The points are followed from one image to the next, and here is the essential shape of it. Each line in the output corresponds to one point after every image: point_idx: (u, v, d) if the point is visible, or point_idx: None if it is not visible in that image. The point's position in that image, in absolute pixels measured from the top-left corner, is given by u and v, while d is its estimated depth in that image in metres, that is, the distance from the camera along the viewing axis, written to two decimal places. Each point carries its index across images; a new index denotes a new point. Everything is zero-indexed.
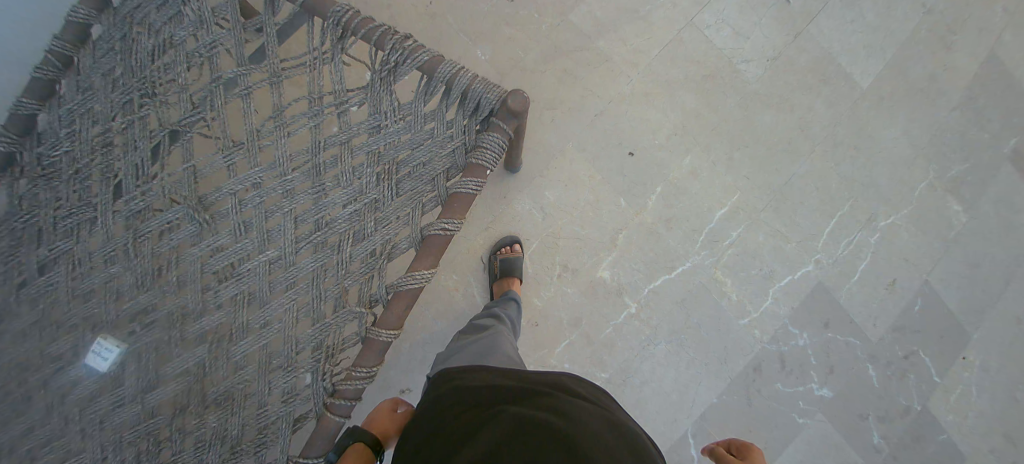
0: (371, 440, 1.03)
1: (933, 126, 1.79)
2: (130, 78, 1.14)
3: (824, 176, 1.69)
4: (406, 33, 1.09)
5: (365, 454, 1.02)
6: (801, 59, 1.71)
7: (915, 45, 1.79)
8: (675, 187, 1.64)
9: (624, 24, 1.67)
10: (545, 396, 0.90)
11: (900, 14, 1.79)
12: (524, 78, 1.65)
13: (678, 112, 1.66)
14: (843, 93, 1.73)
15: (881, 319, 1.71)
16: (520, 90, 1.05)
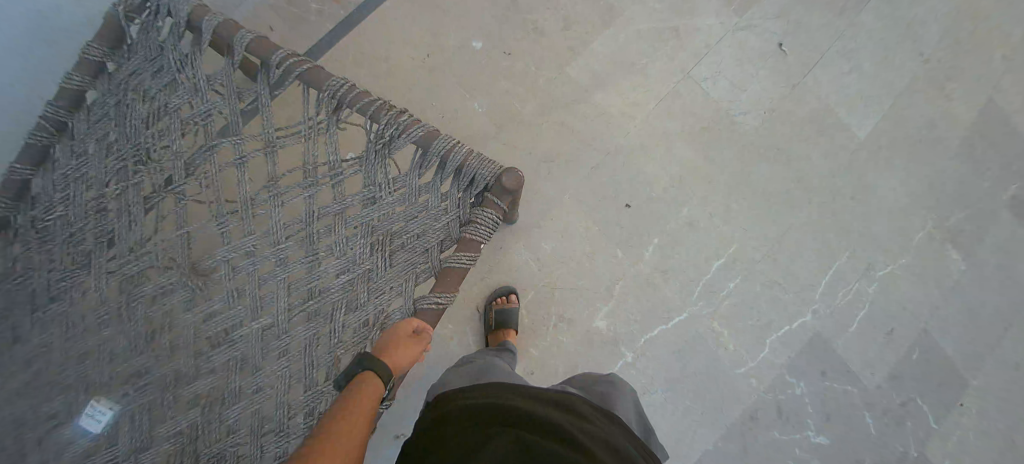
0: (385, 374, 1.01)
1: (933, 175, 1.81)
2: (125, 143, 1.18)
3: (819, 228, 1.73)
4: (401, 109, 1.14)
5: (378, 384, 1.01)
6: (799, 110, 1.77)
7: (912, 94, 1.83)
8: (669, 238, 1.67)
9: (619, 77, 1.74)
10: (548, 417, 0.91)
11: (898, 64, 1.83)
12: (522, 130, 1.70)
13: (677, 165, 1.71)
14: (838, 144, 1.77)
15: (879, 368, 1.70)
16: (514, 168, 1.11)
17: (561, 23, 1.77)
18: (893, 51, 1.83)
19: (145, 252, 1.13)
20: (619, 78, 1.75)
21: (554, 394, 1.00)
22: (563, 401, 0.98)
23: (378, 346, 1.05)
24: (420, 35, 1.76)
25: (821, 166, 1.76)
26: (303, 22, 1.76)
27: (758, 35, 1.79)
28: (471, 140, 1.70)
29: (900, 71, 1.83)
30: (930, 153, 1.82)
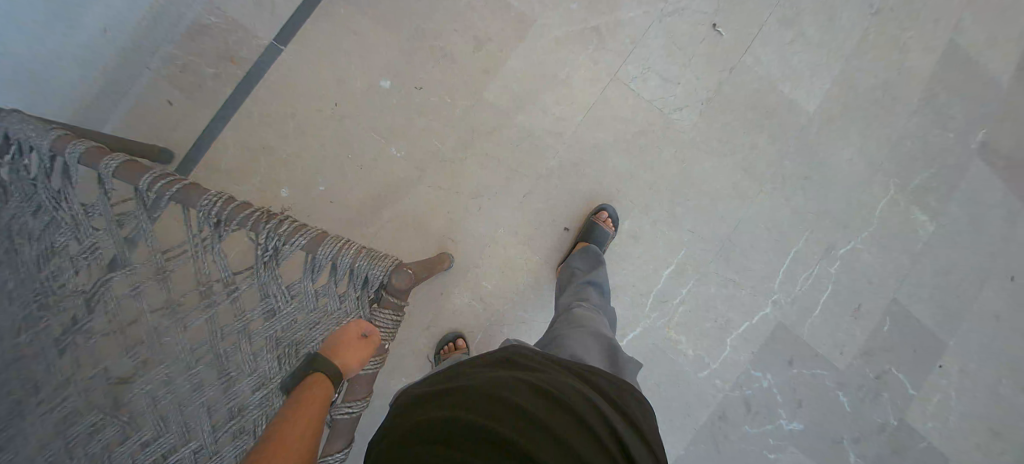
0: (333, 371, 0.99)
1: (890, 139, 1.73)
2: (20, 290, 1.05)
3: (773, 215, 1.64)
4: (281, 216, 1.09)
5: (325, 382, 0.98)
6: (738, 97, 1.64)
7: (863, 52, 1.71)
8: (614, 255, 1.61)
9: (543, 93, 1.59)
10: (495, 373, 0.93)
11: (844, 25, 1.70)
12: (447, 170, 1.59)
13: (613, 177, 1.60)
14: (780, 129, 1.66)
15: (848, 346, 1.69)
16: (405, 265, 1.08)
17: (471, 44, 1.60)
18: (841, 6, 1.70)
19: (74, 392, 1.05)
20: (539, 96, 1.59)
21: (505, 352, 1.02)
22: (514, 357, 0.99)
23: (327, 347, 1.03)
24: (325, 83, 1.63)
25: (768, 148, 1.65)
26: (197, 89, 1.62)
27: (688, 19, 1.62)
28: (396, 189, 1.59)
29: (847, 29, 1.70)
30: (889, 115, 1.73)
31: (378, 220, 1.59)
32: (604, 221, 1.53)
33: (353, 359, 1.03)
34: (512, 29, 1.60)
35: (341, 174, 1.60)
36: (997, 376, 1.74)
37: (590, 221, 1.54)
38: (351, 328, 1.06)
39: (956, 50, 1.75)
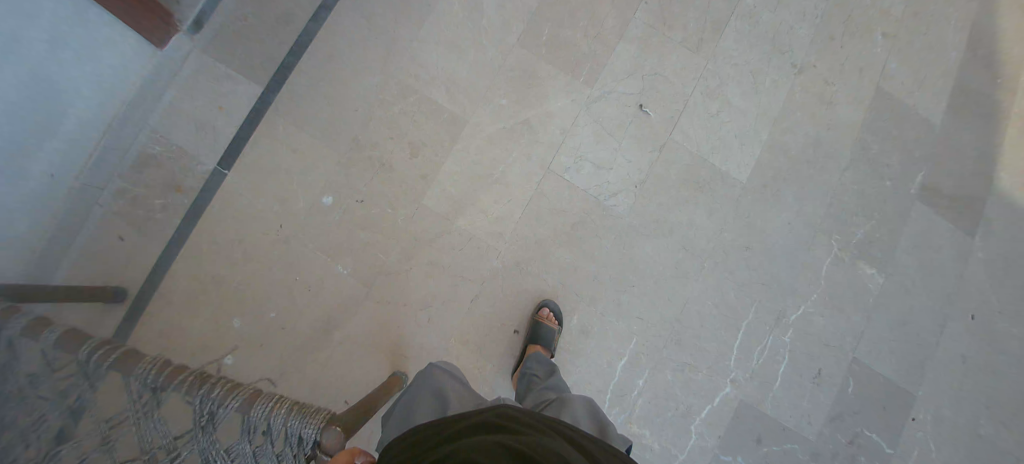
0: None
1: (829, 194, 1.74)
2: None
3: (720, 292, 1.67)
4: (217, 377, 1.10)
5: None
6: (670, 176, 1.67)
7: (792, 111, 1.74)
8: (567, 351, 1.62)
9: (480, 193, 1.62)
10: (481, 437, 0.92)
11: (770, 88, 1.73)
12: (391, 283, 1.61)
13: (556, 272, 1.63)
14: (716, 202, 1.68)
15: (815, 416, 1.69)
16: (333, 424, 1.07)
17: (406, 151, 1.62)
18: (763, 70, 1.73)
19: None
20: (477, 194, 1.62)
21: (492, 414, 1.02)
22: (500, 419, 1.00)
23: None
24: (263, 205, 1.64)
25: (707, 225, 1.67)
26: (147, 224, 1.63)
27: (614, 105, 1.66)
28: (346, 307, 1.61)
29: (771, 92, 1.73)
30: (822, 172, 1.74)
31: (332, 341, 1.60)
32: (545, 318, 1.56)
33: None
34: (444, 130, 1.63)
35: (290, 299, 1.61)
36: (960, 414, 1.77)
37: (533, 321, 1.57)
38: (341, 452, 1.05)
39: (873, 103, 1.81)
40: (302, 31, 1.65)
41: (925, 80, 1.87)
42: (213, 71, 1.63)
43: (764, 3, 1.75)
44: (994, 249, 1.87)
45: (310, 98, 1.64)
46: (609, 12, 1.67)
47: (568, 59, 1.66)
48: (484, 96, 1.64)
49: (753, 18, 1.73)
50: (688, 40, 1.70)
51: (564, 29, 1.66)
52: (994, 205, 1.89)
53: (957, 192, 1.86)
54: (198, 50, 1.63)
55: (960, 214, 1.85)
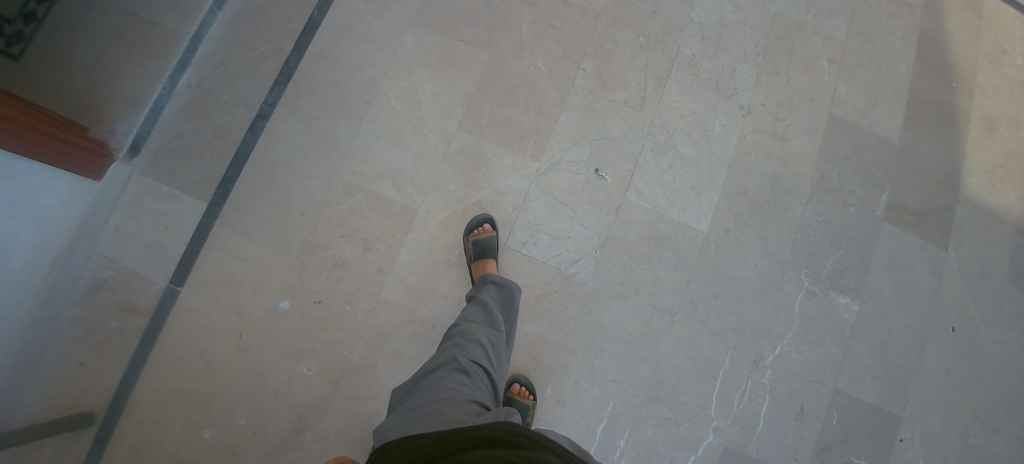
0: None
1: (793, 231, 1.73)
2: None
3: (693, 342, 1.64)
4: None
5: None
6: (629, 236, 1.67)
7: (747, 152, 1.75)
8: (543, 422, 1.59)
9: (440, 279, 1.63)
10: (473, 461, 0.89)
11: (719, 135, 1.75)
12: (358, 378, 1.58)
13: (523, 345, 1.61)
14: (678, 257, 1.67)
15: (803, 450, 1.66)
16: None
17: (359, 248, 1.64)
18: (711, 116, 1.76)
19: None
20: (437, 282, 1.63)
21: (494, 430, 0.97)
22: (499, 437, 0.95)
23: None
24: (221, 315, 1.62)
25: (672, 280, 1.66)
26: (107, 346, 1.60)
27: (565, 175, 1.69)
28: (313, 407, 1.58)
29: (722, 136, 1.75)
30: (785, 210, 1.74)
31: (304, 443, 1.56)
32: (518, 394, 1.55)
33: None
34: (396, 222, 1.65)
35: (256, 404, 1.58)
36: (949, 433, 1.75)
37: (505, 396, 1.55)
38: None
39: (831, 130, 1.81)
40: (240, 143, 1.71)
41: (877, 97, 1.87)
42: (158, 193, 1.70)
43: (703, 51, 1.80)
44: (968, 260, 1.85)
45: (275, 204, 1.67)
46: (547, 85, 1.74)
47: (512, 136, 1.71)
48: (432, 183, 1.67)
49: (696, 68, 1.79)
50: (631, 99, 1.75)
51: (504, 109, 1.72)
52: (966, 216, 1.86)
53: (924, 207, 1.83)
54: (137, 173, 1.70)
55: (930, 230, 1.83)
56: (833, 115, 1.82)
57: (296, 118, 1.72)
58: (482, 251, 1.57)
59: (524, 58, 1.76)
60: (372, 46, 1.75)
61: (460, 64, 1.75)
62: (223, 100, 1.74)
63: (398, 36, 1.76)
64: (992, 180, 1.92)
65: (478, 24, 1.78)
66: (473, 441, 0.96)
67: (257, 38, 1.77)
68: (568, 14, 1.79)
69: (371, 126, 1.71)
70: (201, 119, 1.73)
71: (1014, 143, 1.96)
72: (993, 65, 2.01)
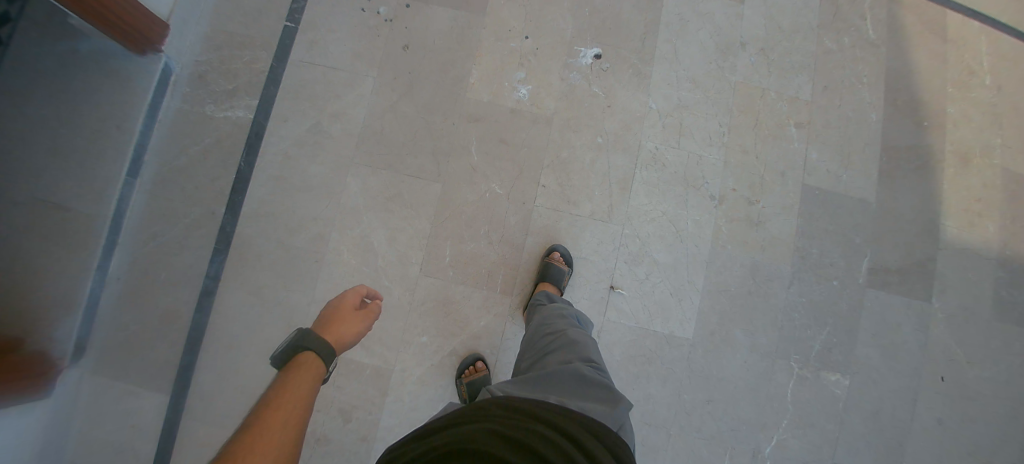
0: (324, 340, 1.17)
1: (778, 318, 1.70)
2: None
3: (691, 450, 1.63)
4: None
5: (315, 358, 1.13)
6: (615, 358, 1.63)
7: (725, 245, 1.70)
8: None
9: None
10: (474, 436, 0.90)
11: (692, 232, 1.69)
12: None
13: None
14: (667, 370, 1.64)
15: None
16: None
17: (337, 419, 1.55)
18: (683, 214, 1.69)
19: None
20: None
21: (486, 412, 0.98)
22: (493, 415, 0.97)
23: (332, 313, 1.27)
24: None
25: (663, 395, 1.63)
26: None
27: None
28: None
29: (696, 234, 1.69)
30: (767, 297, 1.70)
31: None
32: (556, 261, 1.59)
33: (347, 331, 1.23)
34: (372, 386, 1.57)
35: None
36: None
37: (544, 262, 1.60)
38: (354, 294, 1.32)
39: (806, 204, 1.76)
40: (191, 324, 1.59)
41: (850, 157, 1.82)
42: (115, 391, 1.57)
43: (665, 140, 1.73)
44: (952, 307, 1.83)
45: (243, 385, 1.58)
46: (507, 211, 1.64)
47: (478, 273, 1.62)
48: (403, 338, 1.59)
49: (660, 163, 1.71)
50: (597, 210, 1.67)
51: (465, 243, 1.63)
52: (946, 263, 1.85)
53: (904, 264, 1.82)
54: (86, 373, 1.56)
55: (911, 286, 1.81)
56: (806, 179, 1.77)
57: (244, 290, 1.60)
58: (476, 393, 1.50)
59: (477, 185, 1.65)
60: (313, 195, 1.63)
61: (412, 201, 1.64)
62: (162, 278, 1.60)
63: (339, 180, 1.63)
64: (970, 214, 1.90)
65: (423, 152, 1.66)
66: (469, 417, 0.97)
67: (184, 204, 1.62)
68: (518, 124, 1.69)
69: (327, 284, 1.60)
70: (144, 301, 1.59)
71: (985, 175, 1.93)
72: (960, 93, 1.96)
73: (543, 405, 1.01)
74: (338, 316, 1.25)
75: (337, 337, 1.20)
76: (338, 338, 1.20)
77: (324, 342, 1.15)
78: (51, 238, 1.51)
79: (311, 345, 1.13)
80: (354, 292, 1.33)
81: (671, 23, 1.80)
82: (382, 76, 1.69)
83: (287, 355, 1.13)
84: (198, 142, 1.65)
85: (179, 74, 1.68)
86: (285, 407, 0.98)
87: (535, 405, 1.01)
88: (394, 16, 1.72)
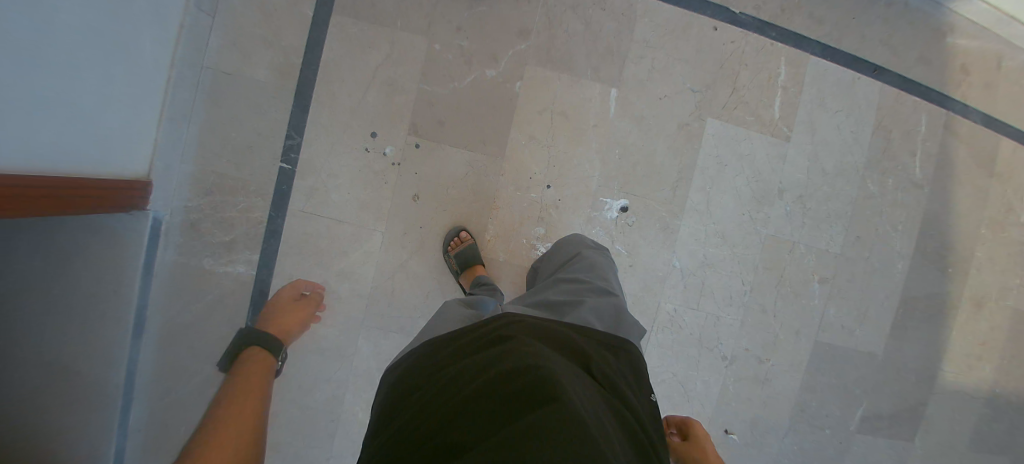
0: (257, 339, 1.41)
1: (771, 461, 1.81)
2: None
3: None
4: None
5: (256, 352, 1.39)
6: None
7: (727, 402, 1.77)
8: None
9: None
10: (494, 359, 0.95)
11: (699, 391, 1.76)
12: None
13: None
14: None
15: None
16: (312, 282, 1.56)
17: None
18: (693, 374, 1.75)
19: None
20: None
21: (506, 327, 1.03)
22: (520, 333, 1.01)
23: (270, 312, 1.48)
24: None
25: None
26: None
27: None
28: None
29: (703, 394, 1.76)
30: (762, 444, 1.80)
31: None
32: None
33: (286, 323, 1.46)
34: None
35: None
36: None
37: None
38: (286, 290, 1.52)
39: (813, 359, 1.80)
40: None
41: (867, 306, 1.82)
42: None
43: (686, 300, 1.72)
44: (935, 444, 1.89)
45: None
46: None
47: None
48: None
49: (677, 325, 1.73)
50: None
51: None
52: (936, 405, 1.89)
53: (897, 408, 1.87)
54: None
55: (898, 428, 1.87)
56: (820, 330, 1.79)
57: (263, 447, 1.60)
58: None
59: None
60: (324, 357, 1.61)
61: None
62: (182, 430, 1.58)
63: (350, 343, 1.61)
64: (969, 358, 1.90)
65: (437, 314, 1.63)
66: (485, 346, 1.00)
67: (192, 362, 1.58)
68: None
69: (345, 440, 1.63)
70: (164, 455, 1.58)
71: (994, 320, 1.90)
72: (993, 232, 1.87)
73: (550, 329, 1.04)
74: (278, 312, 1.47)
75: (274, 322, 1.46)
76: (278, 329, 1.44)
77: (270, 340, 1.41)
78: (67, 399, 1.39)
79: (252, 341, 1.40)
80: (289, 285, 1.54)
81: (708, 167, 1.69)
82: (392, 230, 1.59)
83: (236, 353, 1.41)
84: (199, 299, 1.57)
85: (170, 220, 1.53)
86: (241, 398, 1.24)
87: (542, 324, 1.05)
88: (402, 158, 1.57)
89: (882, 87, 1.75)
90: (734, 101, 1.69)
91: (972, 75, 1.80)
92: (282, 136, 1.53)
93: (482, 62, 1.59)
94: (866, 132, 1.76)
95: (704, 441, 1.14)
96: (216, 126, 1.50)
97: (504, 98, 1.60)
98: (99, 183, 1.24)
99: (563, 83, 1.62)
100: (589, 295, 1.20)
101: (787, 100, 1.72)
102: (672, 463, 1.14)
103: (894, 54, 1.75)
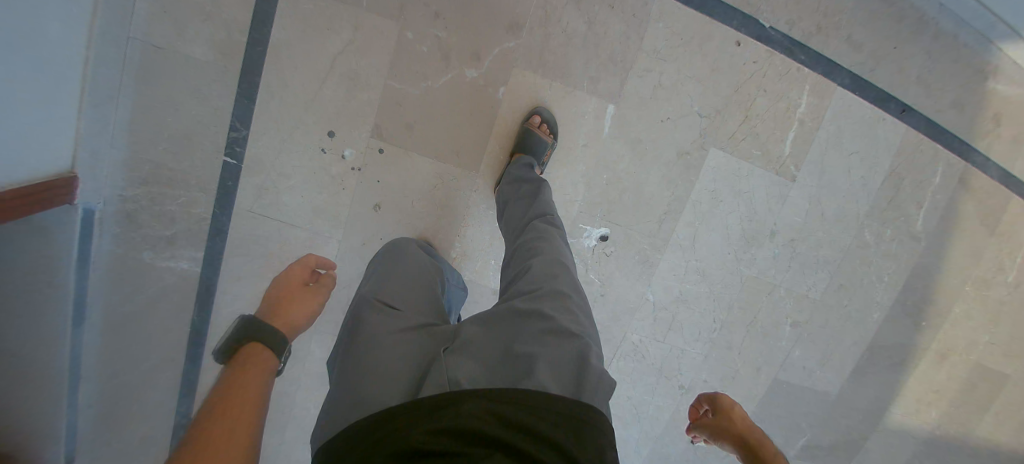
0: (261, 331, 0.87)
1: None
2: None
3: None
4: None
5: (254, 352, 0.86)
6: None
7: (679, 424, 1.77)
8: None
9: None
10: None
11: (652, 412, 1.75)
12: None
13: None
14: None
15: None
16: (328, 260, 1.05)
17: None
18: (648, 399, 1.73)
19: None
20: None
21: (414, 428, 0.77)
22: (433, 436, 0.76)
23: (281, 287, 0.98)
24: None
25: None
26: None
27: None
28: None
29: (656, 416, 1.75)
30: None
31: None
32: None
33: (298, 314, 0.95)
34: None
35: None
36: None
37: None
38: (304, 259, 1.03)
39: (768, 395, 1.81)
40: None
41: (836, 348, 1.79)
42: None
43: (653, 331, 1.66)
44: None
45: None
46: None
47: None
48: None
49: (641, 354, 1.68)
50: None
51: None
52: (876, 442, 1.94)
53: (839, 441, 1.91)
54: None
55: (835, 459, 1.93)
56: (783, 367, 1.77)
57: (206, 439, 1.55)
58: None
59: None
60: None
61: None
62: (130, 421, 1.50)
63: (301, 346, 1.54)
64: (918, 403, 1.92)
65: None
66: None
67: (132, 355, 1.47)
68: None
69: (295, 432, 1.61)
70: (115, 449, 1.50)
71: (953, 371, 1.90)
72: (976, 289, 1.81)
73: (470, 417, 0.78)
74: (284, 286, 0.98)
75: (279, 299, 0.95)
76: (288, 312, 0.94)
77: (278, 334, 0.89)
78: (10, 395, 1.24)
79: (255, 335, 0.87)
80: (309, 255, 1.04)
81: (701, 203, 1.55)
82: (349, 239, 1.47)
83: (229, 350, 0.86)
84: (139, 292, 1.45)
85: (104, 210, 1.37)
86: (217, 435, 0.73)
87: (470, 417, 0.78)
88: (362, 162, 1.42)
89: (906, 129, 1.58)
90: (744, 131, 1.51)
91: (1002, 126, 1.64)
92: (226, 126, 1.37)
93: (462, 59, 1.39)
94: (879, 178, 1.61)
95: (733, 407, 1.18)
96: (149, 109, 1.33)
97: (484, 104, 1.43)
98: (11, 194, 1.03)
99: (552, 91, 1.44)
100: (549, 326, 0.92)
101: (803, 136, 1.54)
102: (710, 438, 1.20)
103: (927, 93, 1.56)
